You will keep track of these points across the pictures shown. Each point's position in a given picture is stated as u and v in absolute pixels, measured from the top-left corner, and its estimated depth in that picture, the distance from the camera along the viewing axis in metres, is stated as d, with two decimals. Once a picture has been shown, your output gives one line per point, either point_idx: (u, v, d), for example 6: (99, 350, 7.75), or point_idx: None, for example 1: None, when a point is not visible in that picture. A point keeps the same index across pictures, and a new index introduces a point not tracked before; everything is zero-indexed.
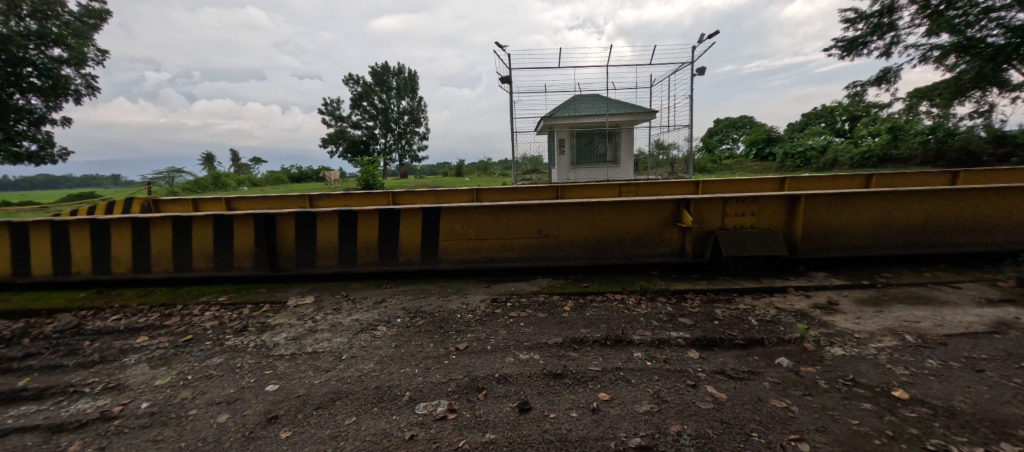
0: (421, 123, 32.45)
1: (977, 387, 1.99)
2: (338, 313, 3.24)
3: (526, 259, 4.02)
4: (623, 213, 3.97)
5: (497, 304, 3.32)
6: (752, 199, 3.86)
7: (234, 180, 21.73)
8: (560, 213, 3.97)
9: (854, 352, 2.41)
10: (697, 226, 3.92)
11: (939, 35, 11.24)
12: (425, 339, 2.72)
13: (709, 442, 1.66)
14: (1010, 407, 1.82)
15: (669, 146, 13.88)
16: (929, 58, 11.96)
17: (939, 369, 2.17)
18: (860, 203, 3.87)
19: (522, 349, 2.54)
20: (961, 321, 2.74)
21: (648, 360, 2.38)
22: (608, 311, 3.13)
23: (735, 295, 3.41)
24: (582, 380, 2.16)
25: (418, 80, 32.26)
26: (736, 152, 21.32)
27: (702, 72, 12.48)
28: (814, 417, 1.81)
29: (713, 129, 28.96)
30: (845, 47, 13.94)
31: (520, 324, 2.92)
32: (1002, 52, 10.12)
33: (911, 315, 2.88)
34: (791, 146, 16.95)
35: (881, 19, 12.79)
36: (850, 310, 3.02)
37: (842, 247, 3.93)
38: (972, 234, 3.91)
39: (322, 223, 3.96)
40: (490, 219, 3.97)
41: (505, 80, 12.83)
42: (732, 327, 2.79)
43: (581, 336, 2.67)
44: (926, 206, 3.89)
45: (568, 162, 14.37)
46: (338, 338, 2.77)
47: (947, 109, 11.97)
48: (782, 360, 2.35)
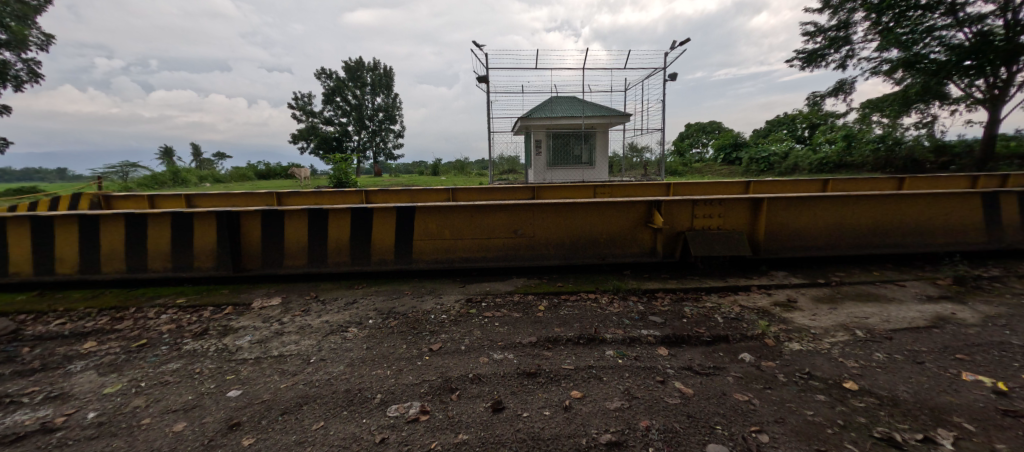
0: (397, 120, 31.92)
1: (918, 377, 2.15)
2: (307, 315, 3.13)
3: (501, 259, 4.02)
4: (596, 214, 4.04)
5: (471, 304, 3.30)
6: (720, 201, 4.01)
7: (195, 176, 20.66)
8: (534, 214, 3.99)
9: (810, 346, 2.55)
10: (667, 227, 4.04)
11: (889, 50, 11.89)
12: (398, 340, 2.68)
13: (676, 436, 1.71)
14: (946, 395, 1.98)
15: (643, 149, 14.23)
16: (880, 71, 12.76)
17: (885, 361, 2.33)
18: (818, 206, 4.10)
19: (497, 348, 2.54)
20: (906, 316, 2.95)
21: (619, 358, 2.43)
22: (581, 310, 3.18)
23: (702, 293, 3.54)
24: (554, 379, 2.18)
25: (393, 77, 31.62)
26: (706, 156, 22.13)
27: (673, 77, 12.97)
28: (773, 410, 1.90)
29: (684, 133, 29.92)
30: (806, 58, 14.71)
31: (495, 324, 2.93)
32: (943, 68, 10.97)
33: (861, 311, 3.08)
34: (756, 151, 17.76)
35: (838, 33, 13.59)
36: (807, 307, 3.19)
37: (801, 247, 4.14)
38: (918, 236, 4.20)
39: (289, 221, 3.83)
40: (465, 218, 3.94)
41: (481, 80, 12.83)
42: (700, 325, 2.89)
43: (555, 336, 2.70)
44: (877, 209, 4.15)
45: (545, 163, 14.46)
46: (306, 340, 2.69)
47: (896, 119, 12.89)
48: (745, 355, 2.45)
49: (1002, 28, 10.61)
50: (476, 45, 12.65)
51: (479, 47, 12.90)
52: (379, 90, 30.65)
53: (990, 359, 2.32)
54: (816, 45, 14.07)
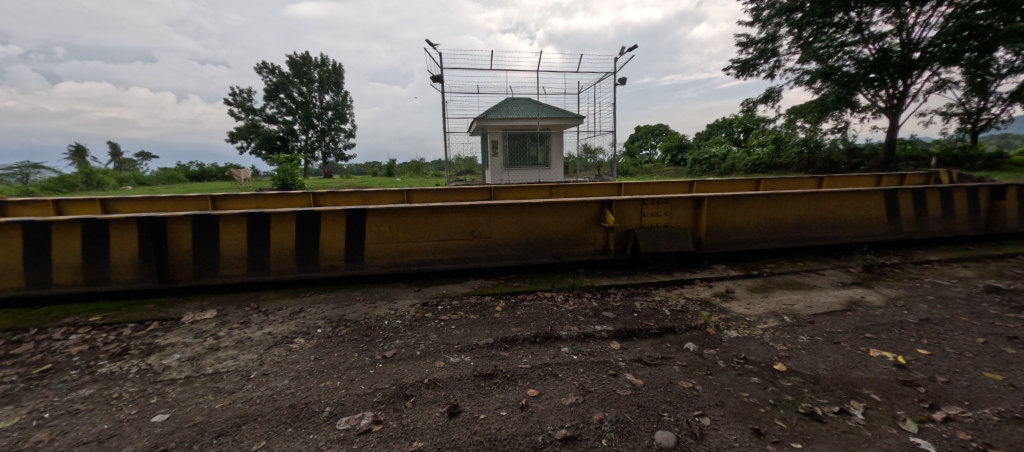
0: (347, 119, 30.58)
1: (835, 356, 2.40)
2: (246, 327, 2.92)
3: (457, 261, 3.98)
4: (551, 214, 4.11)
5: (427, 308, 3.24)
6: (666, 200, 4.23)
7: (114, 178, 18.56)
8: (491, 215, 3.98)
9: (746, 333, 2.76)
10: (619, 225, 4.21)
11: (808, 62, 13.15)
12: (349, 348, 2.57)
13: (627, 426, 1.79)
14: (857, 370, 2.22)
15: (596, 151, 14.70)
16: (802, 81, 14.10)
17: (808, 343, 2.57)
18: (752, 204, 4.45)
19: (453, 351, 2.51)
20: (825, 302, 3.28)
21: (574, 354, 2.49)
22: (537, 309, 3.23)
23: (651, 288, 3.72)
24: (511, 379, 2.20)
25: (343, 74, 30.29)
26: (654, 157, 23.26)
27: (623, 81, 13.52)
28: (713, 394, 2.03)
29: (634, 135, 31.25)
30: (740, 67, 15.91)
31: (452, 326, 2.90)
32: (853, 80, 12.34)
33: (788, 299, 3.38)
34: (699, 153, 18.94)
35: (766, 45, 14.84)
36: (743, 296, 3.46)
37: (738, 242, 4.47)
38: (835, 229, 4.68)
39: (226, 227, 3.54)
40: (420, 221, 3.85)
41: (435, 79, 12.63)
42: (649, 318, 3.03)
43: (511, 336, 2.72)
44: (801, 205, 4.58)
45: (501, 164, 14.50)
46: (246, 354, 2.50)
47: (816, 125, 14.31)
48: (689, 345, 2.61)
49: (898, 46, 12.13)
50: (429, 44, 12.47)
51: (433, 46, 12.70)
52: (327, 87, 29.16)
53: (892, 336, 2.64)
54: (749, 55, 15.26)
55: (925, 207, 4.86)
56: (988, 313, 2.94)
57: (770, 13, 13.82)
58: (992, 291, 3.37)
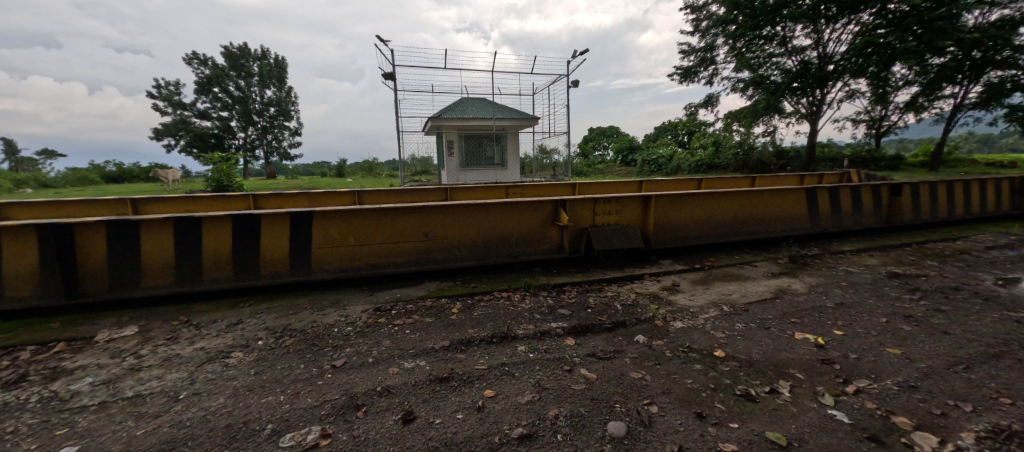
0: (292, 116, 28.78)
1: (766, 340, 2.62)
2: (174, 343, 2.66)
3: (412, 264, 3.89)
4: (508, 214, 4.12)
5: (380, 313, 3.14)
6: (617, 199, 4.41)
7: (8, 180, 16.16)
8: (446, 216, 3.92)
9: (690, 323, 2.93)
10: (573, 224, 4.31)
11: (742, 71, 14.23)
12: (295, 359, 2.43)
13: (582, 420, 1.84)
14: (785, 352, 2.44)
15: (552, 151, 14.98)
16: (737, 88, 15.24)
17: (744, 330, 2.79)
18: (694, 201, 4.74)
19: (407, 356, 2.45)
20: (758, 290, 3.57)
21: (530, 352, 2.53)
22: (494, 309, 3.23)
23: (604, 284, 3.85)
24: (468, 380, 2.18)
25: (286, 68, 28.46)
26: (606, 158, 24.09)
27: (576, 84, 13.88)
28: (661, 383, 2.14)
29: (587, 136, 32.16)
30: (682, 74, 16.88)
31: (407, 331, 2.82)
32: (779, 88, 13.56)
33: (726, 289, 3.65)
34: (647, 154, 19.85)
35: (705, 54, 15.87)
36: (687, 289, 3.68)
37: (683, 238, 4.75)
38: (767, 225, 5.10)
39: (150, 234, 3.20)
40: (371, 223, 3.71)
41: (387, 77, 12.25)
42: (602, 313, 3.14)
43: (468, 337, 2.70)
44: (737, 202, 4.95)
45: (457, 164, 14.35)
46: (175, 373, 2.29)
47: (749, 129, 15.54)
48: (639, 337, 2.73)
49: (816, 59, 13.48)
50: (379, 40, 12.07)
51: (383, 42, 12.30)
52: (269, 82, 27.30)
53: (813, 320, 2.92)
54: (690, 63, 16.24)
55: (840, 202, 5.44)
56: (889, 295, 3.36)
57: (707, 24, 14.80)
58: (893, 276, 3.84)
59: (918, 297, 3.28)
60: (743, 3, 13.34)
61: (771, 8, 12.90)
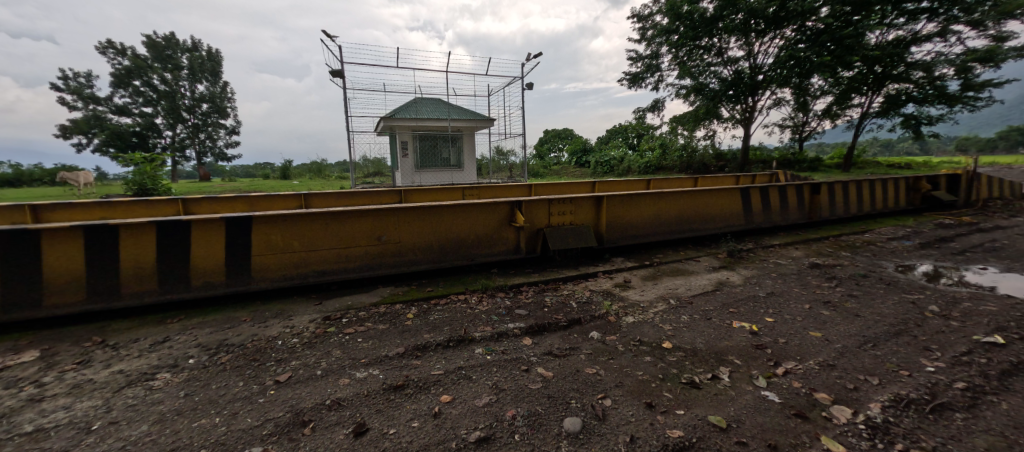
0: (228, 114, 26.70)
1: (708, 330, 2.80)
2: (86, 368, 2.37)
3: (363, 269, 3.73)
4: (463, 216, 4.08)
5: (329, 322, 2.98)
6: (570, 199, 4.51)
7: None
8: (399, 219, 3.81)
9: (640, 318, 3.06)
10: (528, 225, 4.36)
11: (684, 78, 15.13)
12: (233, 377, 2.25)
13: (539, 418, 1.86)
14: (725, 341, 2.62)
15: (508, 153, 15.07)
16: (680, 94, 16.19)
17: (689, 321, 2.96)
18: (643, 201, 4.97)
19: (359, 366, 2.35)
20: (701, 284, 3.80)
21: (488, 354, 2.51)
22: (451, 312, 3.18)
23: (560, 283, 3.93)
24: (424, 387, 2.13)
25: (220, 61, 26.36)
26: (561, 160, 24.61)
27: (531, 86, 14.05)
28: (614, 376, 2.22)
29: (542, 138, 32.66)
30: (631, 80, 17.65)
31: (358, 339, 2.71)
32: (717, 95, 14.57)
33: (673, 283, 3.85)
34: (600, 156, 20.52)
35: (651, 61, 16.70)
36: (638, 285, 3.84)
37: (634, 236, 4.94)
38: (708, 222, 5.46)
39: (54, 245, 2.83)
40: (318, 228, 3.52)
41: (335, 74, 11.70)
42: (558, 311, 3.19)
43: (423, 343, 2.63)
44: (681, 201, 5.25)
45: (412, 165, 14.04)
46: (87, 401, 2.03)
47: (692, 133, 16.56)
48: (594, 334, 2.80)
49: (748, 69, 14.61)
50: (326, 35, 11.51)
51: (329, 37, 11.71)
52: (201, 76, 25.13)
53: (749, 309, 3.16)
54: (638, 69, 17.01)
55: (770, 201, 5.94)
56: (812, 284, 3.71)
57: (652, 33, 15.59)
58: (814, 266, 4.25)
59: (835, 285, 3.65)
60: (684, 14, 14.20)
61: (709, 20, 13.84)
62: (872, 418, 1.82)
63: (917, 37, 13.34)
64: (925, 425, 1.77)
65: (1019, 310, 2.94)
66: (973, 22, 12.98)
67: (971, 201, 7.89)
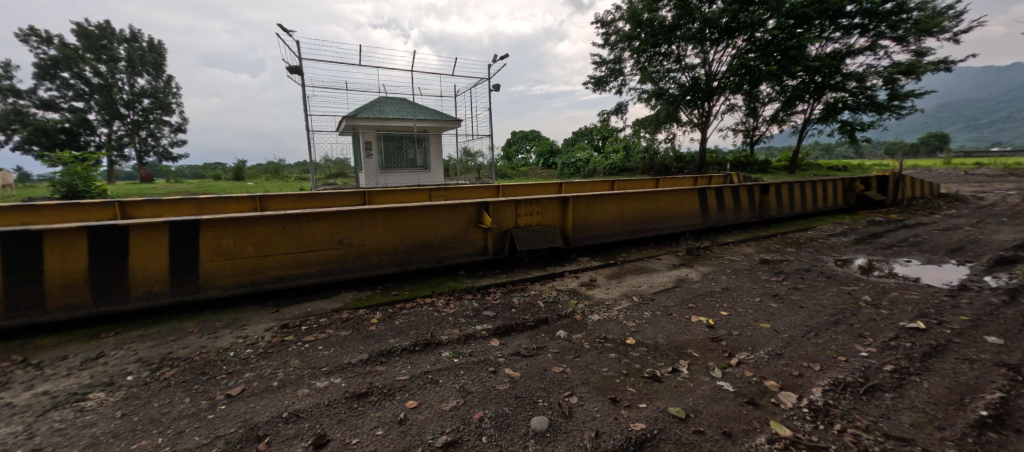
0: (173, 110, 24.88)
1: (669, 325, 2.91)
2: (4, 390, 2.13)
3: (324, 274, 3.59)
4: (429, 217, 4.01)
5: (287, 331, 2.85)
6: (537, 200, 4.55)
7: None
8: (362, 221, 3.69)
9: (605, 315, 3.14)
10: (496, 226, 4.36)
11: (646, 83, 15.68)
12: (179, 392, 2.10)
13: (507, 419, 1.86)
14: (685, 335, 2.73)
15: (476, 154, 14.98)
16: (642, 98, 16.75)
17: (651, 317, 3.06)
18: (607, 201, 5.09)
19: (320, 375, 2.26)
20: (663, 281, 3.95)
21: (455, 357, 2.49)
22: (417, 316, 3.12)
23: (527, 283, 3.95)
24: (388, 393, 2.08)
25: (163, 54, 24.52)
26: (529, 161, 24.79)
27: (497, 87, 14.04)
28: (580, 374, 2.26)
29: (510, 139, 32.76)
30: (595, 83, 18.06)
31: (319, 347, 2.60)
32: (675, 100, 15.21)
33: (636, 281, 3.98)
34: (567, 157, 20.85)
35: (614, 66, 17.17)
36: (603, 283, 3.93)
37: (599, 236, 5.06)
38: (668, 221, 5.68)
39: None
40: (274, 231, 3.35)
41: (293, 70, 11.19)
42: (526, 312, 3.21)
43: (388, 348, 2.57)
44: (643, 201, 5.43)
45: (376, 166, 13.68)
46: (6, 428, 1.83)
47: (654, 135, 17.18)
48: (560, 332, 2.84)
49: (704, 76, 15.37)
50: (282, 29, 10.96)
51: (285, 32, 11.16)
52: (141, 69, 23.22)
53: (706, 304, 3.31)
54: (602, 73, 17.43)
55: (725, 200, 6.26)
56: (762, 278, 3.95)
57: (615, 39, 16.02)
58: (764, 262, 4.53)
59: (782, 279, 3.91)
60: (644, 21, 14.72)
61: (667, 28, 14.42)
62: (814, 401, 1.96)
63: (851, 50, 14.53)
64: (860, 406, 1.92)
65: (937, 297, 3.27)
66: (898, 38, 14.30)
67: (898, 200, 8.68)
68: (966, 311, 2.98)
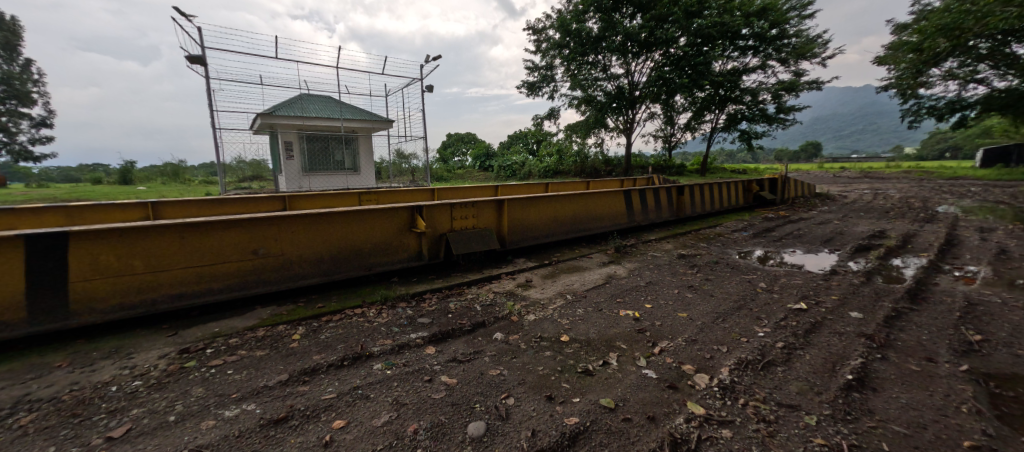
0: (34, 100, 20.76)
1: (600, 320, 3.06)
2: None
3: (236, 289, 3.23)
4: (358, 223, 3.79)
5: (188, 355, 2.51)
6: (472, 203, 4.52)
7: None
8: (280, 229, 3.37)
9: (541, 315, 3.21)
10: (430, 230, 4.25)
11: (576, 90, 16.42)
12: (41, 442, 1.74)
13: (442, 429, 1.81)
14: (614, 329, 2.88)
15: (410, 156, 14.53)
16: (573, 104, 17.50)
17: (583, 314, 3.19)
18: (542, 203, 5.22)
19: (230, 403, 2.02)
20: (593, 278, 4.15)
21: (387, 369, 2.37)
22: (346, 328, 2.93)
23: (464, 287, 3.91)
24: (311, 415, 1.92)
25: (20, 33, 20.42)
26: (465, 164, 24.64)
27: (430, 89, 13.74)
28: (516, 375, 2.28)
29: (445, 142, 32.29)
30: (528, 88, 18.50)
31: (229, 371, 2.33)
32: (603, 107, 16.13)
33: (570, 280, 4.13)
34: (503, 160, 21.08)
35: (546, 72, 17.76)
36: (538, 284, 4.02)
37: (534, 237, 5.16)
38: (598, 221, 5.97)
39: None
40: (172, 242, 2.94)
41: (194, 61, 9.95)
42: (462, 316, 3.17)
43: (313, 365, 2.38)
44: (575, 203, 5.64)
45: (299, 168, 12.67)
46: None
47: (584, 140, 18.04)
48: (497, 334, 2.85)
49: (628, 85, 16.48)
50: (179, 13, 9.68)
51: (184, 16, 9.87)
52: None
53: (633, 298, 3.54)
54: (534, 79, 17.87)
55: (647, 201, 6.76)
56: (680, 272, 4.32)
57: (546, 46, 16.53)
58: (681, 257, 4.95)
59: (696, 271, 4.31)
60: (573, 31, 15.42)
61: (594, 39, 15.26)
62: (723, 380, 2.18)
63: (747, 68, 16.55)
64: (759, 380, 2.18)
65: (815, 281, 3.84)
66: (782, 59, 16.58)
67: (786, 198, 10.04)
68: (836, 291, 3.53)
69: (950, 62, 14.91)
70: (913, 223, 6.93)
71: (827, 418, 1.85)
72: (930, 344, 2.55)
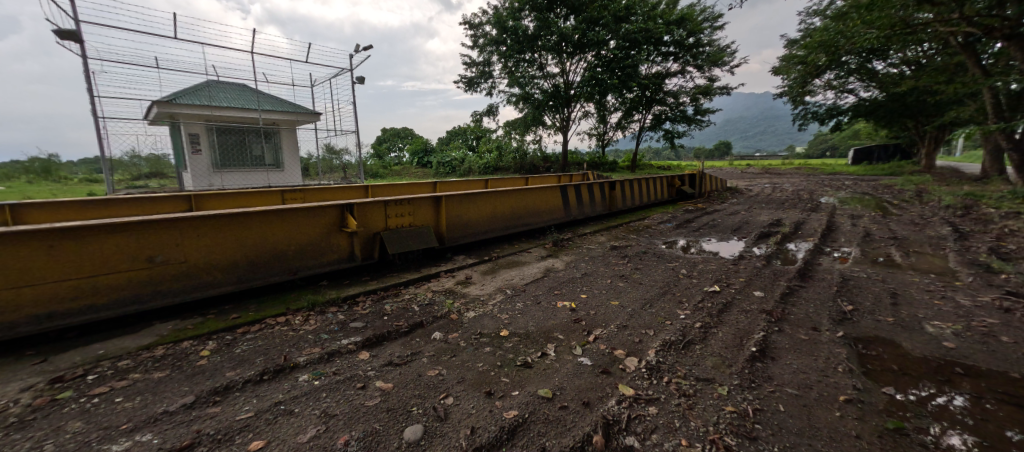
0: None
1: (538, 313, 3.12)
2: None
3: (129, 303, 2.81)
4: (279, 224, 3.48)
5: (65, 384, 2.13)
6: (407, 200, 4.36)
7: None
8: (183, 233, 2.99)
9: (481, 311, 3.19)
10: (362, 229, 4.03)
11: (513, 87, 16.56)
12: None
13: (376, 437, 1.73)
14: (552, 321, 2.95)
15: (340, 152, 13.62)
16: (511, 101, 17.62)
17: (523, 308, 3.23)
18: (480, 200, 5.18)
19: (120, 435, 1.75)
20: (532, 272, 4.22)
21: (315, 379, 2.21)
22: (266, 339, 2.68)
23: (400, 287, 3.77)
24: (224, 439, 1.73)
25: None
26: (402, 160, 23.77)
27: (362, 80, 12.90)
28: (455, 373, 2.24)
29: (380, 137, 30.88)
30: (466, 84, 18.26)
31: (121, 398, 2.02)
32: (540, 105, 16.46)
33: (509, 275, 4.16)
34: (442, 157, 20.68)
35: (483, 68, 17.66)
36: (478, 280, 4.00)
37: (473, 233, 5.12)
38: (536, 216, 6.08)
39: None
40: (39, 252, 2.48)
41: (66, 36, 8.42)
42: (399, 318, 3.05)
43: (227, 382, 2.14)
44: (513, 200, 5.69)
45: (208, 164, 11.34)
46: None
47: (523, 137, 18.29)
48: (436, 334, 2.78)
49: (563, 84, 16.97)
50: None
51: None
52: None
53: (570, 290, 3.65)
54: (472, 74, 17.68)
55: (582, 196, 7.02)
56: (612, 262, 4.56)
57: (482, 41, 16.39)
58: (614, 248, 5.23)
59: (627, 261, 4.57)
60: (509, 28, 15.46)
61: (529, 38, 15.49)
62: (649, 361, 2.33)
63: (669, 73, 17.83)
64: (680, 359, 2.36)
65: (727, 266, 4.27)
66: (698, 66, 18.11)
67: (703, 192, 11.01)
68: (744, 274, 3.96)
69: (829, 74, 17.36)
70: (802, 212, 8.00)
71: (736, 388, 2.07)
72: (816, 315, 2.96)
